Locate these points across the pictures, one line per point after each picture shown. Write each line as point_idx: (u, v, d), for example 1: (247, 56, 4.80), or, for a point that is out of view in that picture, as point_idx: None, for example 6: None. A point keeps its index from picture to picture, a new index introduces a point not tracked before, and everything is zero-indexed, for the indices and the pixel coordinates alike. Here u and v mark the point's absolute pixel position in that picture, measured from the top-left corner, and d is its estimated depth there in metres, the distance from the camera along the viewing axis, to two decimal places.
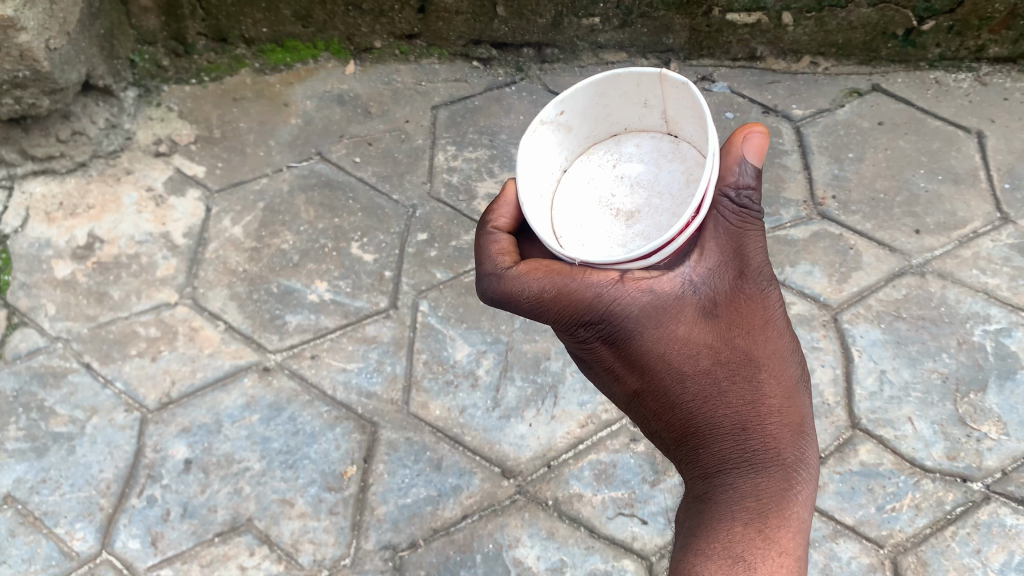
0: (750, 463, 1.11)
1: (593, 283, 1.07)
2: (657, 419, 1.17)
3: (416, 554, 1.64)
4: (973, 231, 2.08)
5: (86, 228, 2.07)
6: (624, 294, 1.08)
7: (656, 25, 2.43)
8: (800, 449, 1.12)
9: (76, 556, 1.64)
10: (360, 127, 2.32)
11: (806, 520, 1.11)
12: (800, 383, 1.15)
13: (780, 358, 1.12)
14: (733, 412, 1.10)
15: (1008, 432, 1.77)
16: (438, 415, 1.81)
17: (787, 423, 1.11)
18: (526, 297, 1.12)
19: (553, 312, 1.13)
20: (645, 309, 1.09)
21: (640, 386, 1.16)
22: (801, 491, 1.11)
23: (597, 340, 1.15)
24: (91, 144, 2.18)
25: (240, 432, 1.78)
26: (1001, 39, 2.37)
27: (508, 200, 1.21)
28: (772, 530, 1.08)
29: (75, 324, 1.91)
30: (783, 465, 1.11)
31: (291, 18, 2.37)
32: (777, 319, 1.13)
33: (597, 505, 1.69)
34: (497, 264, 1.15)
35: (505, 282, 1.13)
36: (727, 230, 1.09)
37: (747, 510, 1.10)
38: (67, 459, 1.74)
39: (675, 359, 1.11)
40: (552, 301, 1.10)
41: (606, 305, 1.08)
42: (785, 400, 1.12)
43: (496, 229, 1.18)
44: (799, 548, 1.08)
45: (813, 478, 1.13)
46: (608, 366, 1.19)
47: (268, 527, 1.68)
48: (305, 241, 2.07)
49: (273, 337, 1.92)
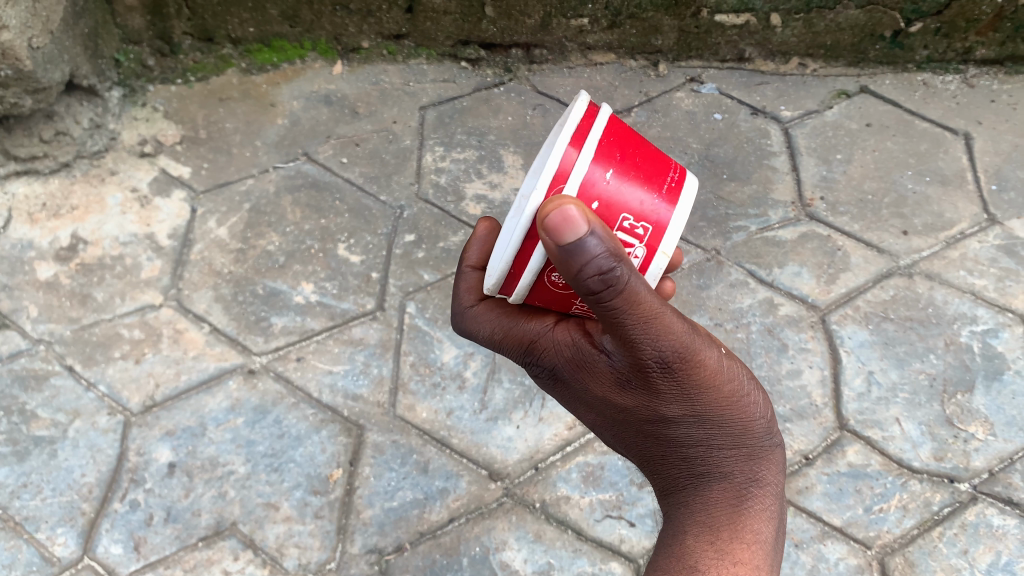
0: (698, 480, 1.15)
1: (531, 327, 1.16)
2: (616, 445, 1.24)
3: (402, 558, 1.63)
4: (960, 232, 2.09)
5: (69, 229, 2.05)
6: (554, 341, 1.14)
7: (644, 26, 2.43)
8: (748, 469, 1.15)
9: (58, 561, 1.61)
10: (347, 127, 2.31)
11: (767, 533, 1.12)
12: (749, 420, 1.14)
13: (723, 406, 1.11)
14: (674, 446, 1.15)
15: (994, 433, 1.78)
16: (425, 418, 1.80)
17: (733, 449, 1.14)
18: (478, 333, 1.22)
19: (506, 349, 1.22)
20: (574, 358, 1.13)
21: (594, 421, 1.22)
22: (753, 506, 1.13)
23: (548, 380, 1.23)
24: (74, 144, 2.16)
25: (224, 435, 1.77)
26: (988, 41, 2.39)
27: (478, 239, 1.24)
28: (723, 542, 1.10)
29: (57, 327, 1.89)
30: (731, 481, 1.14)
31: (278, 18, 2.37)
32: (722, 376, 1.08)
33: (584, 507, 1.68)
34: (462, 297, 1.24)
35: (465, 318, 1.23)
36: (604, 316, 0.97)
37: (698, 524, 1.13)
38: (49, 463, 1.72)
39: (610, 404, 1.15)
40: (501, 341, 1.20)
41: (542, 350, 1.16)
42: (731, 434, 1.13)
43: (468, 267, 1.24)
44: (755, 559, 1.09)
45: (770, 494, 1.16)
46: (564, 402, 1.25)
47: (252, 531, 1.66)
48: (291, 243, 2.06)
49: (258, 339, 1.90)
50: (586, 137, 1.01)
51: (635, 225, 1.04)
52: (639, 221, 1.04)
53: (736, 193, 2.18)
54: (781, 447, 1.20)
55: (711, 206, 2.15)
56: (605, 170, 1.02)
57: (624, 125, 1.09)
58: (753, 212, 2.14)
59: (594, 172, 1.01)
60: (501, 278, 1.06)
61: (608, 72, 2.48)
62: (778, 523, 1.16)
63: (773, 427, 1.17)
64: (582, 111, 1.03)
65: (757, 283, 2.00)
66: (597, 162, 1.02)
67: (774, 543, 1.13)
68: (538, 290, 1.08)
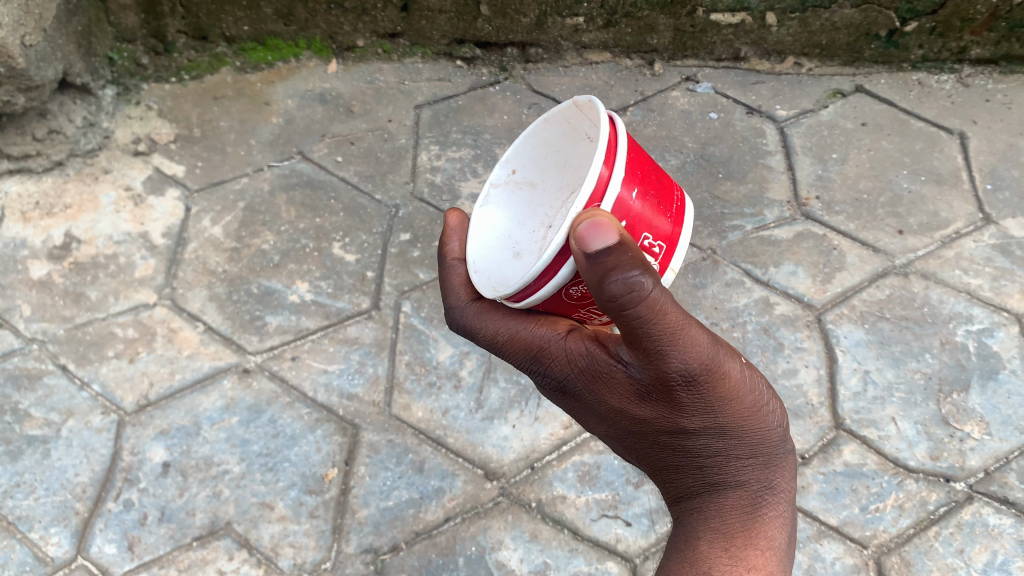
0: (713, 488, 1.13)
1: (541, 333, 1.15)
2: (628, 454, 1.21)
3: (397, 557, 1.62)
4: (956, 231, 2.09)
5: (62, 228, 2.04)
6: (565, 349, 1.13)
7: (639, 25, 2.43)
8: (764, 477, 1.12)
9: (51, 561, 1.60)
10: (341, 126, 2.30)
11: (781, 540, 1.10)
12: (767, 428, 1.11)
13: (741, 414, 1.08)
14: (689, 455, 1.12)
15: (990, 432, 1.77)
16: (421, 417, 1.79)
17: (748, 457, 1.11)
18: (481, 336, 1.21)
19: (509, 354, 1.20)
20: (588, 367, 1.12)
21: (606, 431, 1.20)
22: (769, 513, 1.11)
23: (556, 390, 1.21)
24: (67, 143, 2.15)
25: (219, 434, 1.76)
26: (983, 40, 2.40)
27: (453, 231, 1.27)
28: (738, 549, 1.07)
29: (50, 326, 1.88)
30: (746, 488, 1.12)
31: (272, 16, 2.36)
32: (741, 384, 1.07)
33: (580, 507, 1.68)
34: (460, 298, 1.23)
35: (464, 318, 1.22)
36: (627, 325, 0.97)
37: (713, 530, 1.11)
38: (42, 462, 1.71)
39: (624, 414, 1.13)
40: (505, 345, 1.19)
41: (553, 359, 1.15)
42: (749, 443, 1.11)
43: (454, 260, 1.25)
44: (770, 566, 1.06)
45: (785, 502, 1.13)
46: (574, 413, 1.24)
47: (247, 531, 1.65)
48: (285, 242, 2.05)
49: (252, 338, 1.89)
50: (616, 157, 1.02)
51: (653, 244, 1.10)
52: (657, 240, 1.10)
53: (732, 193, 2.18)
54: (796, 456, 1.17)
55: (707, 206, 2.15)
56: (631, 191, 1.05)
57: (635, 141, 1.10)
58: (749, 212, 2.14)
59: (624, 191, 1.03)
60: (524, 285, 1.05)
61: (604, 71, 2.48)
62: (794, 533, 1.14)
63: (789, 435, 1.15)
64: (609, 127, 1.03)
65: (753, 282, 2.00)
66: (627, 180, 1.04)
67: (789, 551, 1.11)
68: (553, 299, 1.10)
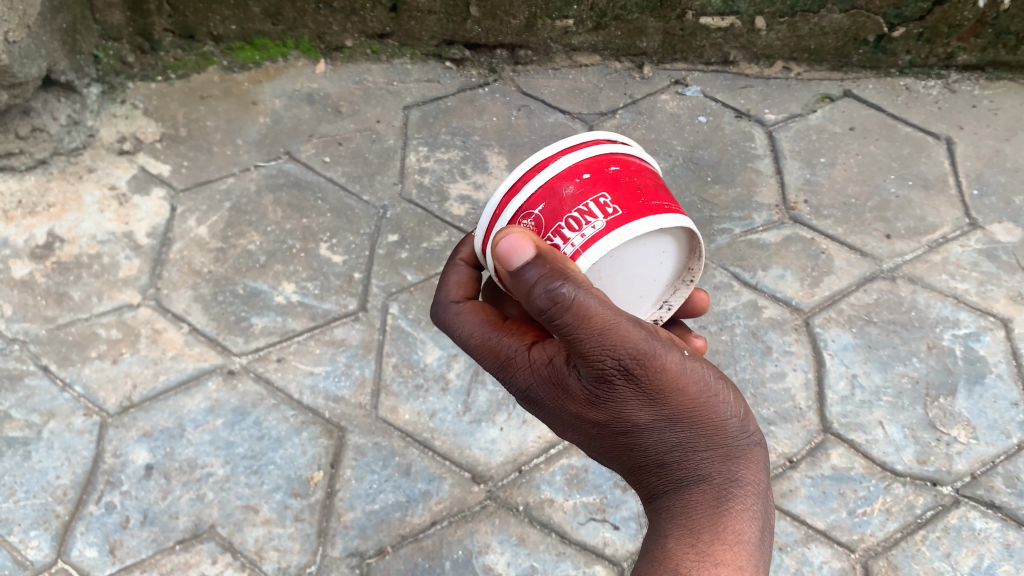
0: (678, 487, 1.13)
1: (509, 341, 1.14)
2: (600, 458, 1.21)
3: (383, 561, 1.60)
4: (942, 236, 2.10)
5: (45, 227, 2.01)
6: (528, 359, 1.12)
7: (629, 28, 2.44)
8: (725, 470, 1.11)
9: (30, 566, 1.57)
10: (329, 126, 2.29)
11: (752, 533, 1.08)
12: (721, 419, 1.10)
13: (692, 407, 1.08)
14: (649, 453, 1.12)
15: (977, 436, 1.78)
16: (408, 419, 1.78)
17: (707, 453, 1.11)
18: (457, 338, 1.19)
19: (480, 359, 1.19)
20: (548, 377, 1.11)
21: (573, 440, 1.19)
22: (735, 506, 1.10)
23: (523, 403, 1.20)
24: (51, 141, 2.12)
25: (203, 437, 1.74)
26: (969, 47, 2.42)
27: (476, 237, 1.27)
28: (705, 545, 1.07)
29: (33, 326, 1.86)
30: (710, 485, 1.11)
31: (260, 15, 2.36)
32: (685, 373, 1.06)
33: (567, 510, 1.67)
34: (449, 295, 1.22)
35: (445, 316, 1.20)
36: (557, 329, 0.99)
37: (680, 529, 1.10)
38: (22, 465, 1.68)
39: (585, 420, 1.12)
40: (478, 348, 1.17)
41: (517, 371, 1.14)
42: (704, 436, 1.10)
43: (462, 262, 1.25)
44: (739, 560, 1.05)
45: (754, 493, 1.11)
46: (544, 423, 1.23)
47: (231, 534, 1.63)
48: (272, 242, 2.03)
49: (237, 340, 1.87)
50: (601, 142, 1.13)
51: (605, 204, 1.06)
52: (612, 202, 1.06)
53: (720, 196, 2.18)
54: (762, 446, 1.16)
55: (696, 209, 2.15)
56: (613, 166, 1.10)
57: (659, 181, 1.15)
58: (737, 215, 2.14)
59: (566, 171, 1.08)
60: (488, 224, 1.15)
61: (593, 74, 2.48)
62: (769, 521, 1.11)
63: (750, 425, 1.13)
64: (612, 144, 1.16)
65: (741, 285, 2.00)
66: (606, 157, 1.10)
67: (762, 540, 1.09)
68: None
